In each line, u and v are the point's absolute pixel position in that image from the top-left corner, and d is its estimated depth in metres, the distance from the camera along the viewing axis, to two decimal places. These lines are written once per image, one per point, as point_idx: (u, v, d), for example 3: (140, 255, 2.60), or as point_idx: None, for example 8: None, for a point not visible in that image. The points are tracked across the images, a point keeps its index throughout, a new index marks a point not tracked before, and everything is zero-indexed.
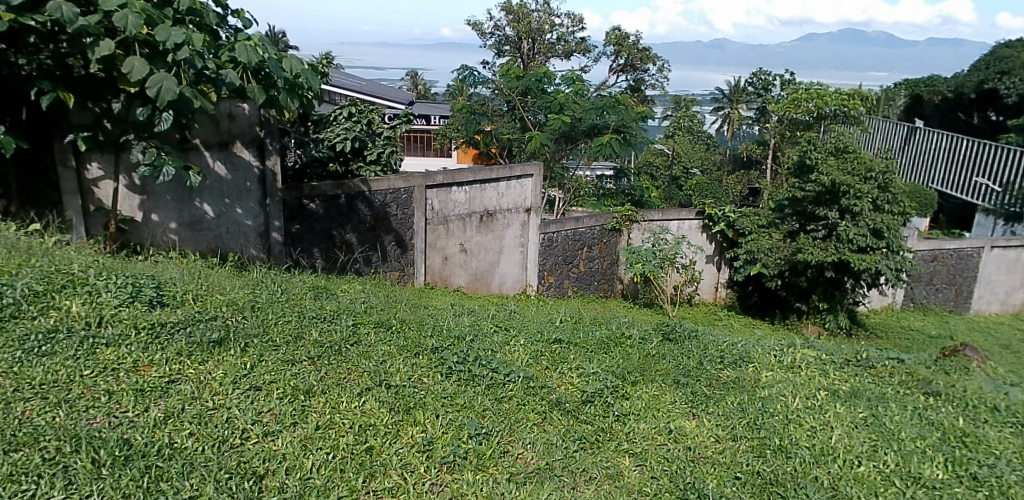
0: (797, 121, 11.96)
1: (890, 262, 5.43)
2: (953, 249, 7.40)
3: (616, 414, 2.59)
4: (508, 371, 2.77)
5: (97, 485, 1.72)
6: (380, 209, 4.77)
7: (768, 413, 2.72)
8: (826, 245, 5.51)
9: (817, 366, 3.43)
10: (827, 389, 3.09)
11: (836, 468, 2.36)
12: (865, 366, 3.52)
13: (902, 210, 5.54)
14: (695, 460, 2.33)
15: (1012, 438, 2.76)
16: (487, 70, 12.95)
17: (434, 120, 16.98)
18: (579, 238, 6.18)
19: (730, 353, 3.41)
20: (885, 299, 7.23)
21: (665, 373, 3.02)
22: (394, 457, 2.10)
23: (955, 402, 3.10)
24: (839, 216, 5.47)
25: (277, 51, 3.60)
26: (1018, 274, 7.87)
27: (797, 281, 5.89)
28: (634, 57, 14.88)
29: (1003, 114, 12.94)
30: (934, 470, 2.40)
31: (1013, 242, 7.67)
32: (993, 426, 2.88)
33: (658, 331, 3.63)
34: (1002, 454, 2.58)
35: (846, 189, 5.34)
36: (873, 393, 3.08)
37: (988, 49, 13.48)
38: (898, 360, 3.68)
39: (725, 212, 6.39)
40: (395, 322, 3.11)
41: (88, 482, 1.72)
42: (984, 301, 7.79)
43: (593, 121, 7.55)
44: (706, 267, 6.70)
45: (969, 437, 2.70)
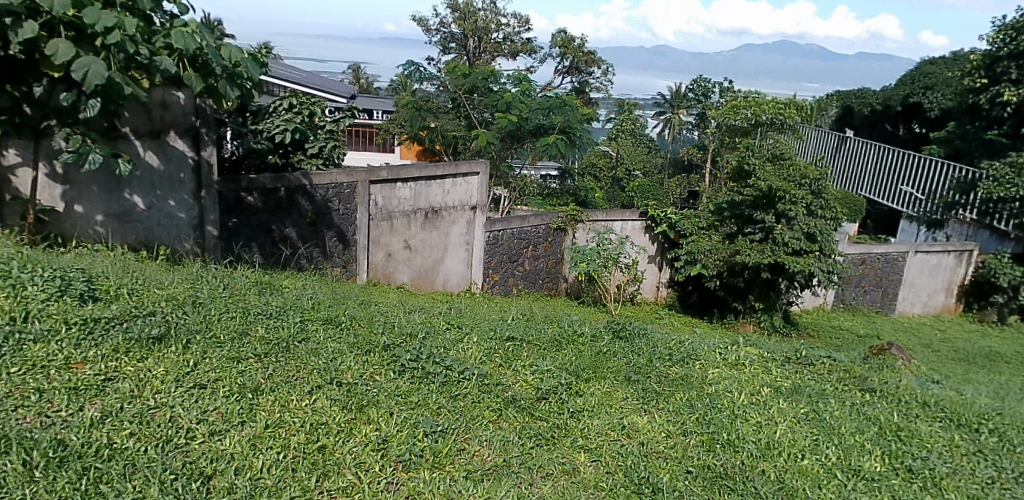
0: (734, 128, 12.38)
1: (823, 265, 5.67)
2: (880, 253, 7.82)
3: (571, 410, 2.58)
4: (463, 369, 2.71)
5: (29, 488, 1.58)
6: (321, 204, 4.63)
7: (716, 409, 2.78)
8: (763, 247, 5.68)
9: (760, 363, 3.53)
10: (770, 386, 3.18)
11: (781, 462, 2.47)
12: (805, 363, 3.66)
13: (835, 216, 5.76)
14: (647, 455, 2.38)
15: (942, 433, 2.95)
16: (433, 67, 12.83)
17: (376, 115, 16.65)
18: (525, 236, 6.17)
19: (678, 350, 3.47)
20: (817, 300, 7.57)
21: (617, 370, 3.04)
22: (348, 455, 2.03)
23: (889, 397, 3.27)
24: (774, 220, 5.67)
25: (216, 38, 3.43)
26: (939, 277, 8.36)
27: (734, 281, 6.06)
28: (580, 60, 15.04)
29: (924, 127, 13.78)
30: (872, 462, 2.56)
31: (935, 247, 8.14)
32: (924, 420, 3.07)
33: (609, 328, 3.66)
34: (932, 447, 2.77)
35: (782, 194, 5.54)
36: (813, 389, 3.20)
37: (909, 66, 14.33)
38: (835, 357, 3.85)
39: (667, 213, 6.52)
40: (345, 318, 3.01)
41: (20, 485, 1.58)
42: (907, 303, 8.26)
43: (539, 121, 7.55)
44: (648, 267, 6.82)
45: (903, 431, 2.87)
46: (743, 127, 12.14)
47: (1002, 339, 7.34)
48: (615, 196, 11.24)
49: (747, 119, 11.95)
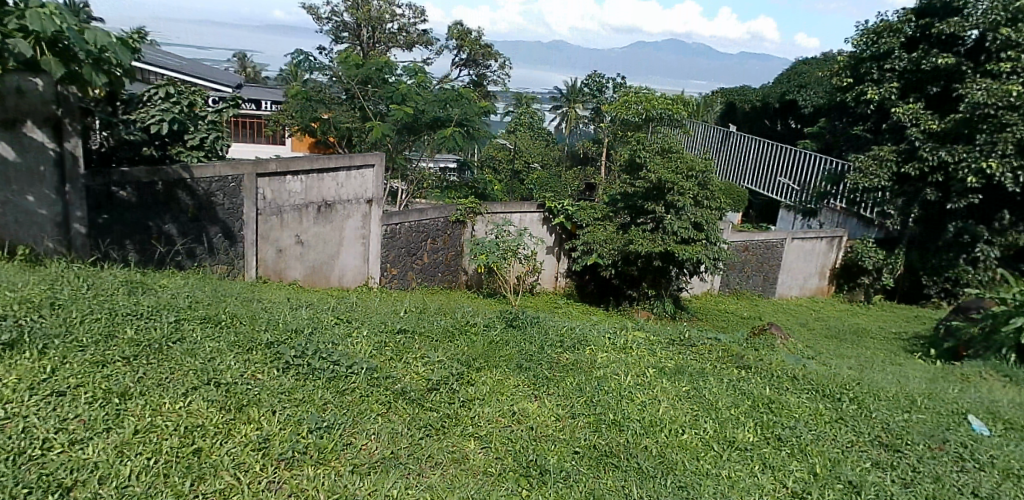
0: (627, 122, 12.85)
1: (709, 252, 5.99)
2: (761, 240, 8.39)
3: (461, 400, 2.60)
4: (351, 363, 2.66)
5: None
6: (204, 198, 4.38)
7: (603, 391, 2.90)
8: (654, 236, 5.94)
9: (647, 346, 3.70)
10: (655, 367, 3.34)
11: (662, 438, 2.64)
12: (687, 344, 3.87)
13: (719, 206, 6.11)
14: (537, 439, 2.45)
15: (808, 402, 3.25)
16: (325, 56, 12.43)
17: (265, 105, 15.95)
18: (423, 230, 6.12)
19: (569, 337, 3.57)
20: (705, 286, 8.05)
21: (508, 358, 3.08)
22: (226, 457, 1.94)
23: (763, 373, 3.53)
24: (664, 210, 5.93)
25: (78, 20, 3.09)
26: (813, 261, 9.07)
27: (629, 270, 6.30)
28: (477, 53, 15.10)
29: (799, 123, 14.89)
30: (745, 433, 2.81)
31: (809, 234, 8.82)
32: (792, 392, 3.35)
33: (502, 318, 3.71)
34: (799, 416, 3.06)
35: (671, 186, 5.82)
36: (694, 368, 3.40)
37: (785, 65, 15.42)
38: (716, 338, 4.10)
39: (563, 205, 6.70)
40: (225, 317, 2.88)
41: None
42: (785, 286, 8.92)
43: (435, 113, 7.49)
44: (547, 257, 6.99)
45: (774, 403, 3.14)
46: (635, 122, 12.62)
47: (866, 316, 8.09)
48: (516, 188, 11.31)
49: (638, 113, 12.46)
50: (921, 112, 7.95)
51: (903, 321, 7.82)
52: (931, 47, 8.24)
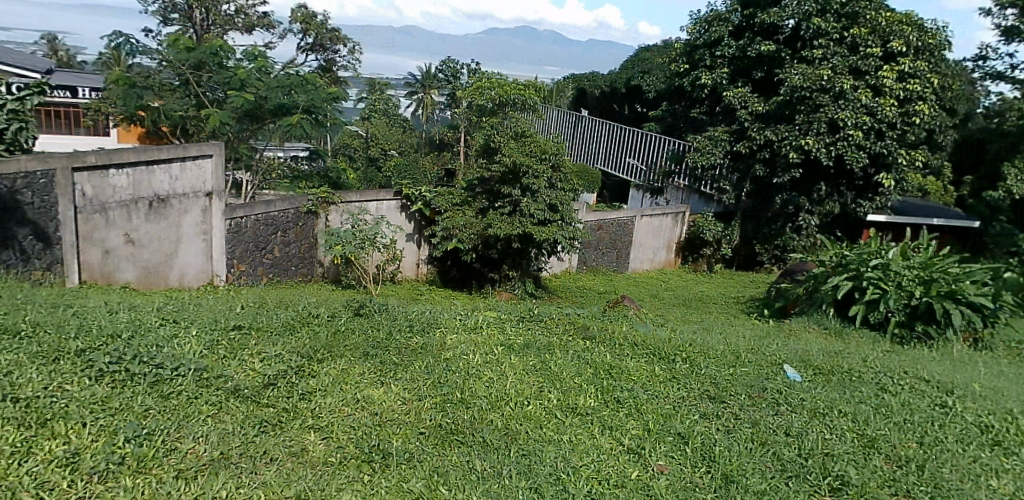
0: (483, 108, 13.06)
1: (565, 232, 6.24)
2: (613, 219, 8.87)
3: (301, 392, 2.55)
4: (177, 364, 2.52)
5: None
6: (6, 197, 3.91)
7: (450, 371, 2.98)
8: (512, 219, 6.09)
9: (497, 324, 3.83)
10: (505, 344, 3.47)
11: (507, 411, 2.79)
12: (537, 320, 4.04)
13: (572, 187, 6.37)
14: (381, 424, 2.47)
15: (646, 365, 3.58)
16: (149, 38, 11.48)
17: (82, 93, 14.44)
18: (273, 223, 5.86)
19: (418, 321, 3.60)
20: (563, 265, 8.43)
21: (353, 347, 3.06)
22: (24, 477, 1.77)
23: (607, 341, 3.80)
24: (520, 193, 6.09)
25: None
26: (662, 236, 9.73)
27: (489, 253, 6.41)
28: (324, 37, 14.64)
29: (645, 107, 15.92)
30: (587, 398, 3.06)
31: (656, 211, 9.45)
32: (633, 356, 3.67)
33: (349, 308, 3.66)
34: (637, 379, 3.37)
35: (526, 169, 6.00)
36: (542, 342, 3.59)
37: (631, 52, 16.38)
38: (567, 313, 4.30)
39: (420, 192, 6.71)
40: (24, 327, 2.61)
41: None
42: (638, 261, 9.50)
43: (279, 100, 7.20)
44: (407, 245, 6.97)
45: (615, 368, 3.43)
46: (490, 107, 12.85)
47: (712, 283, 8.84)
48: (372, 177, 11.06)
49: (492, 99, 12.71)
50: (748, 95, 8.74)
51: (741, 287, 8.64)
52: (755, 35, 9.01)
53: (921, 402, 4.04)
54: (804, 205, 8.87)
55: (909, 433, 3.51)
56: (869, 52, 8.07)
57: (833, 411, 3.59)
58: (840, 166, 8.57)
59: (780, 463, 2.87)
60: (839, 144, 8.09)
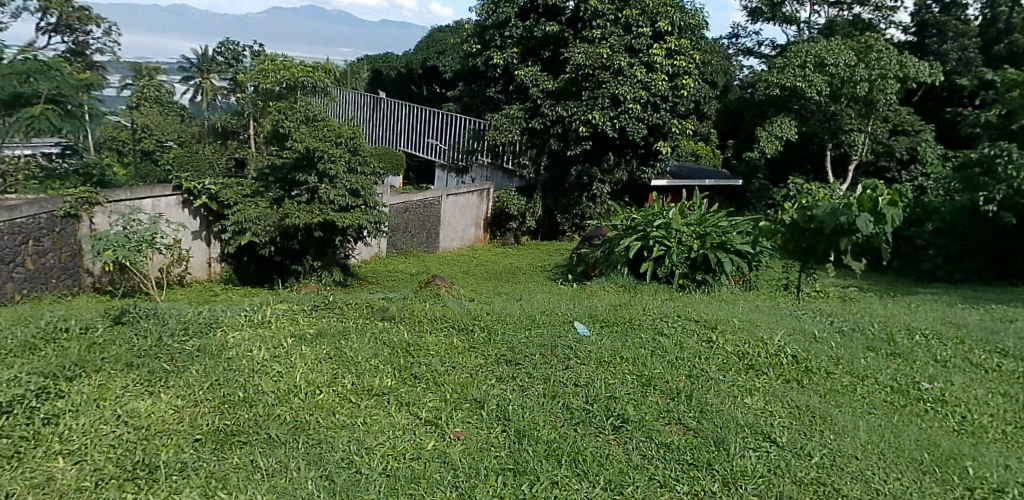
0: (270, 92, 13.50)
1: (370, 216, 7.55)
2: (419, 201, 10.17)
3: (43, 416, 2.60)
4: None
5: None
6: None
7: (231, 372, 3.20)
8: (310, 208, 7.17)
9: (287, 317, 4.20)
10: (294, 336, 3.85)
11: (297, 403, 2.99)
12: (334, 308, 4.59)
13: (371, 168, 7.69)
14: (147, 438, 2.53)
15: (442, 338, 4.09)
16: None
17: None
18: (20, 229, 6.12)
19: (194, 322, 3.86)
20: (372, 250, 9.51)
21: (115, 359, 3.22)
22: None
23: (406, 320, 4.39)
24: (318, 181, 7.25)
25: None
26: (467, 215, 11.30)
27: (290, 244, 7.45)
28: (68, 16, 13.58)
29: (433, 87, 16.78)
30: (384, 379, 3.37)
31: (460, 192, 11.03)
32: (432, 334, 4.17)
33: (110, 317, 3.87)
34: (434, 353, 3.83)
35: (321, 154, 7.16)
36: (333, 330, 4.02)
37: None
38: (358, 298, 4.98)
39: (204, 187, 7.65)
40: None
41: None
42: (448, 239, 10.98)
43: (14, 88, 7.17)
44: (195, 244, 7.88)
45: (412, 346, 3.87)
46: (279, 91, 13.46)
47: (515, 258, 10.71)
48: (153, 171, 10.12)
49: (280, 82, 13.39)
50: (538, 75, 10.68)
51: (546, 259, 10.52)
52: (540, 16, 10.84)
53: (693, 339, 5.02)
54: (596, 174, 11.25)
55: (680, 368, 4.33)
56: (641, 31, 10.35)
57: (616, 359, 4.25)
58: (623, 137, 10.95)
59: (568, 412, 3.43)
60: (621, 115, 10.41)
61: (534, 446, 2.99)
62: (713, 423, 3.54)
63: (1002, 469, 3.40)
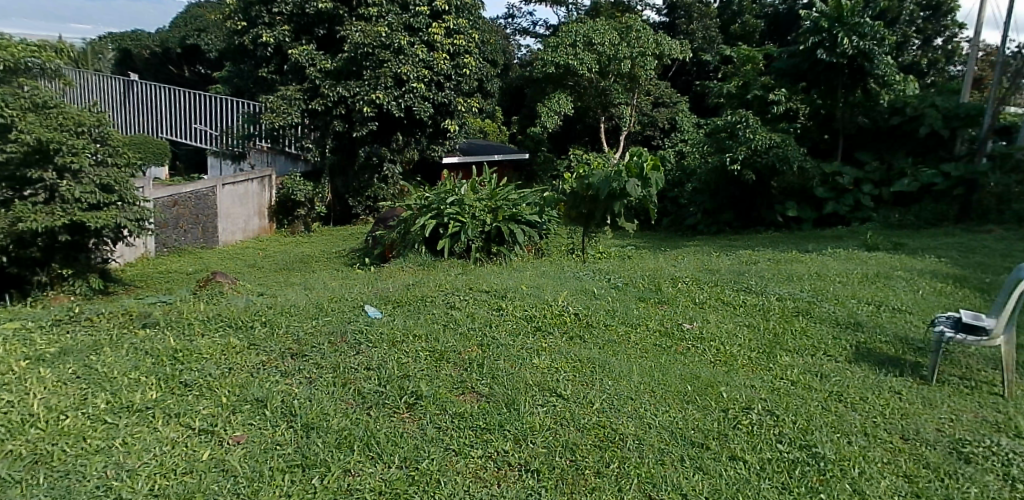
0: None
1: (127, 216, 7.43)
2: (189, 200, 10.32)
3: None
4: None
5: None
6: None
7: None
8: (51, 210, 6.77)
9: (25, 336, 4.77)
10: (30, 357, 4.38)
11: (40, 431, 3.44)
12: (87, 320, 5.28)
13: (124, 159, 7.69)
14: None
15: (210, 340, 4.95)
16: None
17: None
18: None
19: None
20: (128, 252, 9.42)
21: None
22: None
23: (172, 326, 5.21)
24: (58, 177, 6.90)
25: None
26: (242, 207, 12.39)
27: (30, 252, 7.05)
28: None
29: None
30: (146, 393, 3.97)
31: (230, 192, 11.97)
32: (196, 336, 5.03)
33: None
34: (198, 356, 4.62)
35: (58, 147, 6.75)
36: (77, 347, 4.59)
37: None
38: (107, 309, 5.63)
39: None
40: None
41: None
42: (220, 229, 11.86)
43: None
44: None
45: (180, 351, 4.64)
46: None
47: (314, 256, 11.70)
48: None
49: None
50: (317, 63, 14.29)
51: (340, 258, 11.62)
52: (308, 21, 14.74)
53: (484, 309, 6.57)
54: (387, 152, 15.24)
55: (472, 340, 5.61)
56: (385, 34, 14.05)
57: (406, 338, 5.43)
58: (409, 119, 15.04)
59: (359, 397, 4.28)
60: (407, 95, 14.17)
61: (324, 438, 3.67)
62: (499, 387, 4.72)
63: (742, 387, 5.30)
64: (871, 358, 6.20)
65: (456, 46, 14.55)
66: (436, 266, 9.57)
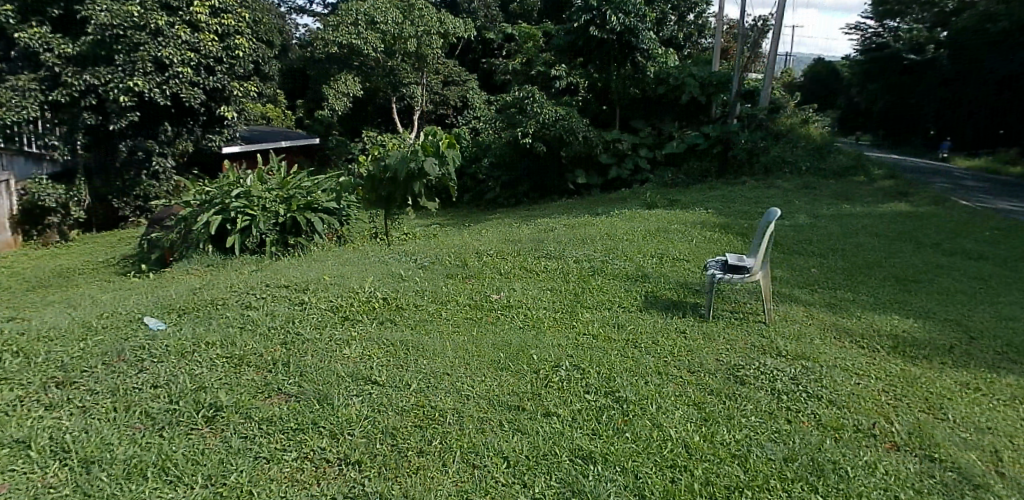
0: None
1: None
2: None
3: None
4: None
5: None
6: None
7: None
8: None
9: None
10: None
11: None
12: None
13: None
14: None
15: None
16: None
17: None
18: None
19: None
20: None
21: None
22: None
23: None
24: None
25: None
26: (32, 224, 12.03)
27: None
28: None
29: None
30: None
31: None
32: None
33: None
34: None
35: None
36: None
37: None
38: None
39: None
40: None
41: None
42: None
43: None
44: None
45: None
46: None
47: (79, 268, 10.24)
48: None
49: None
50: (50, 43, 12.10)
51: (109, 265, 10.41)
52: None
53: (286, 305, 6.63)
54: (154, 145, 13.87)
55: (274, 339, 5.70)
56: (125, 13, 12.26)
57: (198, 347, 5.36)
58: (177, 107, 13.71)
59: (147, 418, 4.28)
60: (171, 80, 12.70)
61: (108, 471, 3.69)
62: (306, 384, 4.86)
63: (550, 348, 5.90)
64: (658, 305, 7.07)
65: (224, 26, 13.34)
66: (225, 264, 8.84)
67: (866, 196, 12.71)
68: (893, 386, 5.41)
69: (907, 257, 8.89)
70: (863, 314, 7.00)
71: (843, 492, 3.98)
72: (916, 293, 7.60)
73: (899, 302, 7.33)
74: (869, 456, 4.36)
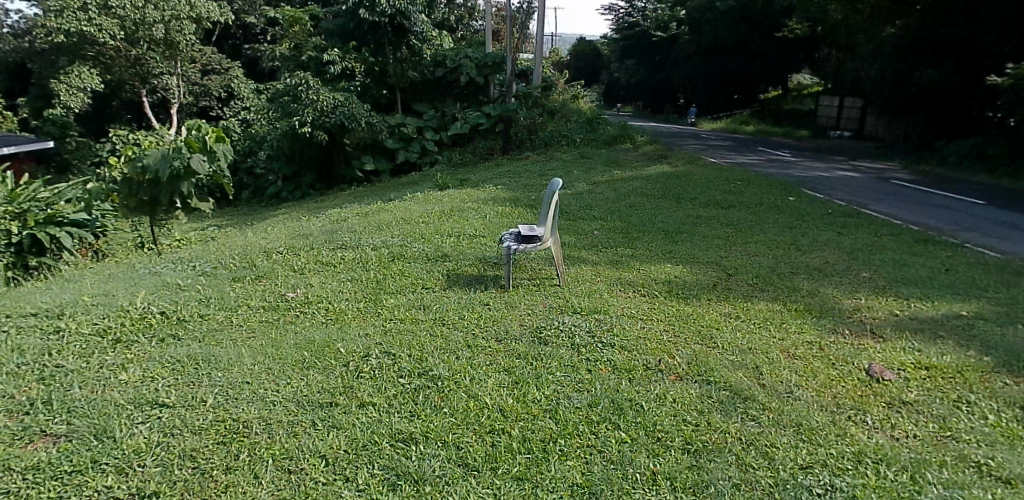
0: None
1: None
2: None
3: None
4: None
5: None
6: None
7: None
8: None
9: None
10: None
11: None
12: None
13: None
14: None
15: None
16: None
17: None
18: None
19: None
20: None
21: None
22: None
23: None
24: None
25: None
26: None
27: None
28: None
29: None
30: None
31: None
32: None
33: None
34: None
35: None
36: None
37: None
38: None
39: None
40: None
41: None
42: None
43: None
44: None
45: None
46: None
47: None
48: None
49: None
50: None
51: None
52: None
53: (34, 337, 5.65)
54: None
55: (26, 377, 4.95)
56: None
57: None
58: None
59: None
60: None
61: None
62: (77, 420, 4.35)
63: (358, 338, 5.76)
64: (461, 281, 7.26)
65: None
66: None
67: (632, 161, 14.28)
68: (671, 325, 6.21)
69: (669, 212, 10.17)
70: (640, 266, 7.91)
71: (641, 423, 4.49)
72: (679, 242, 8.75)
73: (669, 252, 8.37)
74: (659, 389, 4.97)
